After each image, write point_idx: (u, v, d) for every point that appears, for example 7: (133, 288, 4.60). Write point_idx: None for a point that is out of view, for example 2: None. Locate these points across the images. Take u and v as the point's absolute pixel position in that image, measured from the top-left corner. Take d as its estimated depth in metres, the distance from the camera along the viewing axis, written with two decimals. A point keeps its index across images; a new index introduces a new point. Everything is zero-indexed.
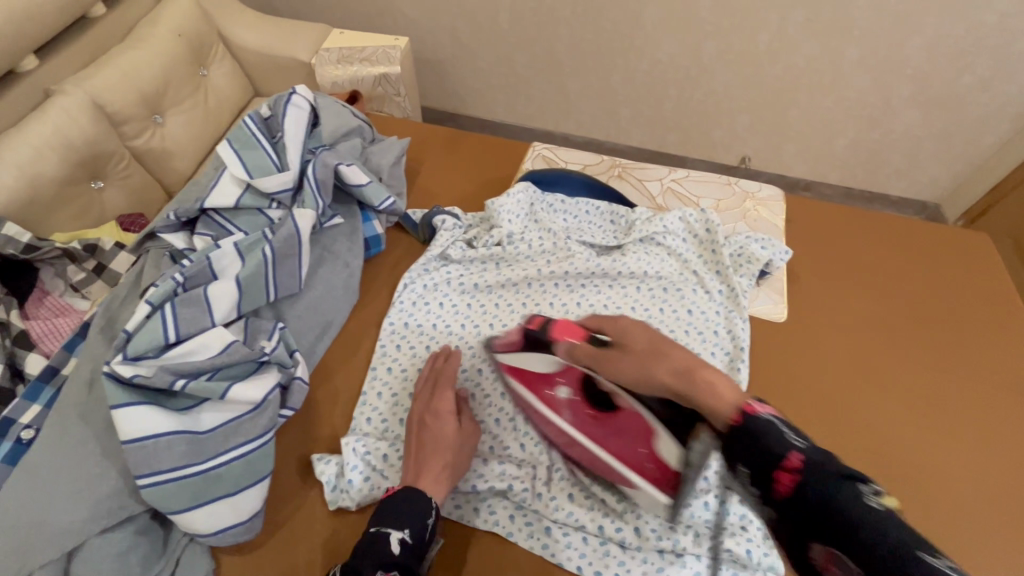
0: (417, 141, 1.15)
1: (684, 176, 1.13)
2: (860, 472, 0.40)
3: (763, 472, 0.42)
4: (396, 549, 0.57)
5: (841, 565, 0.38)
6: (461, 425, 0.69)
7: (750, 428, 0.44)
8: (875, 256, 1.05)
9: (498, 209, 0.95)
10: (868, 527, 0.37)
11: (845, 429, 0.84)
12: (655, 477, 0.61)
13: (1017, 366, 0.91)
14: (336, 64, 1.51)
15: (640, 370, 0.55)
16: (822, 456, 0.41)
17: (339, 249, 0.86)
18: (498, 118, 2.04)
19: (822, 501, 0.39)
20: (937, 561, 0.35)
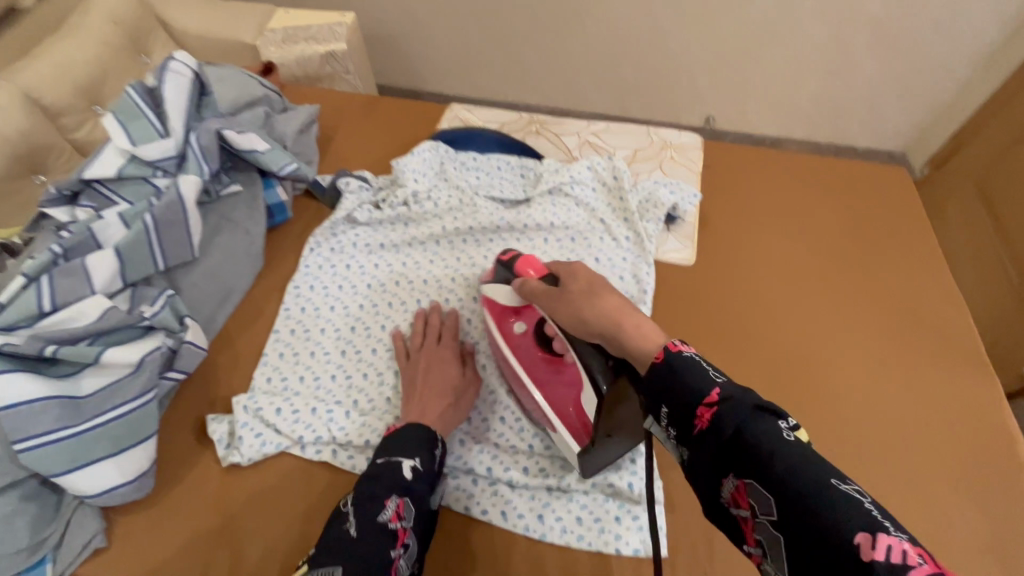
0: (337, 109, 1.14)
1: (604, 129, 1.13)
2: (776, 408, 0.43)
3: (683, 409, 0.45)
4: (410, 474, 0.59)
5: (752, 492, 0.40)
6: (465, 373, 0.73)
7: (673, 367, 0.46)
8: (805, 199, 1.05)
9: (403, 169, 0.95)
10: (781, 456, 0.39)
11: (767, 367, 0.84)
12: (575, 426, 0.64)
13: (937, 298, 0.92)
14: (280, 44, 1.49)
15: (574, 307, 0.58)
16: (739, 391, 0.43)
17: (238, 217, 0.86)
18: (459, 93, 2.00)
19: (736, 431, 0.41)
20: (837, 482, 0.37)
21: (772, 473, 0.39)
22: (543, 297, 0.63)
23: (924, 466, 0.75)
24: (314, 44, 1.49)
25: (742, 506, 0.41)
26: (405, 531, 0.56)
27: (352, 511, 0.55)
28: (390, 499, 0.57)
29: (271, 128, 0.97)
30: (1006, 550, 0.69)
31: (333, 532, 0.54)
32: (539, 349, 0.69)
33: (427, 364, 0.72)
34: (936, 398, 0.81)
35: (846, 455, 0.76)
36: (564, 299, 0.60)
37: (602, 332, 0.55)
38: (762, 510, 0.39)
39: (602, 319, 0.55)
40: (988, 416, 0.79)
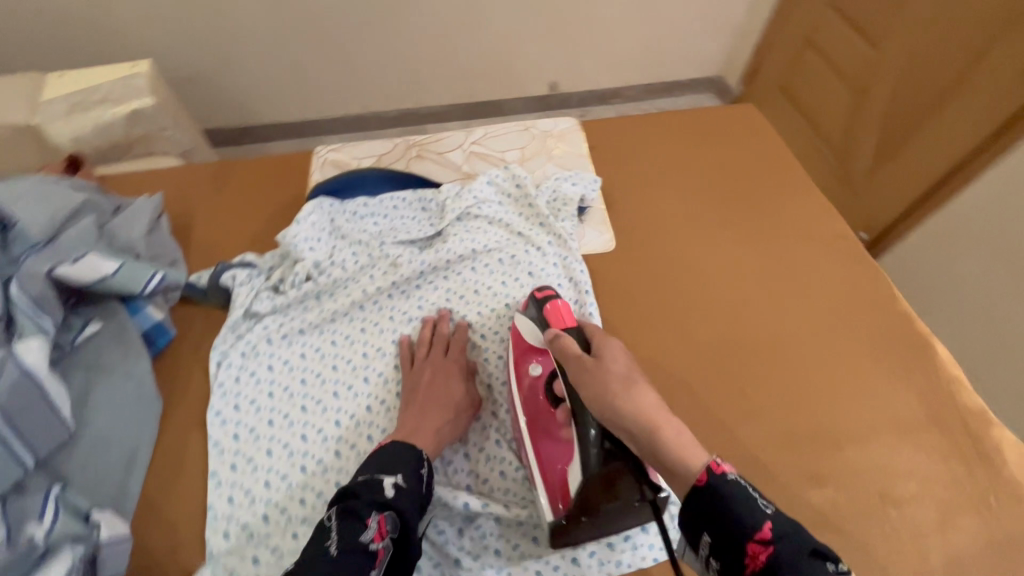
0: (180, 188, 0.97)
1: (483, 134, 1.09)
2: (827, 549, 0.44)
3: (734, 546, 0.46)
4: (391, 493, 0.58)
5: None
6: (467, 390, 0.74)
7: (719, 492, 0.48)
8: (678, 154, 1.11)
9: (294, 241, 0.83)
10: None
11: (705, 324, 0.89)
12: (557, 494, 0.62)
13: (811, 213, 1.03)
14: (67, 117, 1.22)
15: (602, 386, 0.57)
16: (789, 527, 0.45)
17: (111, 362, 0.70)
18: (297, 117, 1.77)
19: (788, 573, 0.42)
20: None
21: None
22: (573, 366, 0.61)
23: (857, 365, 0.86)
24: (111, 107, 1.24)
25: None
26: (384, 548, 0.56)
27: (334, 526, 0.55)
28: (371, 518, 0.56)
29: (110, 239, 0.79)
30: (934, 411, 0.81)
31: (312, 550, 0.53)
32: (545, 397, 0.67)
33: (429, 377, 0.72)
34: (845, 302, 0.93)
35: (795, 379, 0.84)
36: (596, 375, 0.58)
37: (630, 429, 0.54)
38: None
39: (631, 414, 0.54)
40: (879, 304, 0.92)
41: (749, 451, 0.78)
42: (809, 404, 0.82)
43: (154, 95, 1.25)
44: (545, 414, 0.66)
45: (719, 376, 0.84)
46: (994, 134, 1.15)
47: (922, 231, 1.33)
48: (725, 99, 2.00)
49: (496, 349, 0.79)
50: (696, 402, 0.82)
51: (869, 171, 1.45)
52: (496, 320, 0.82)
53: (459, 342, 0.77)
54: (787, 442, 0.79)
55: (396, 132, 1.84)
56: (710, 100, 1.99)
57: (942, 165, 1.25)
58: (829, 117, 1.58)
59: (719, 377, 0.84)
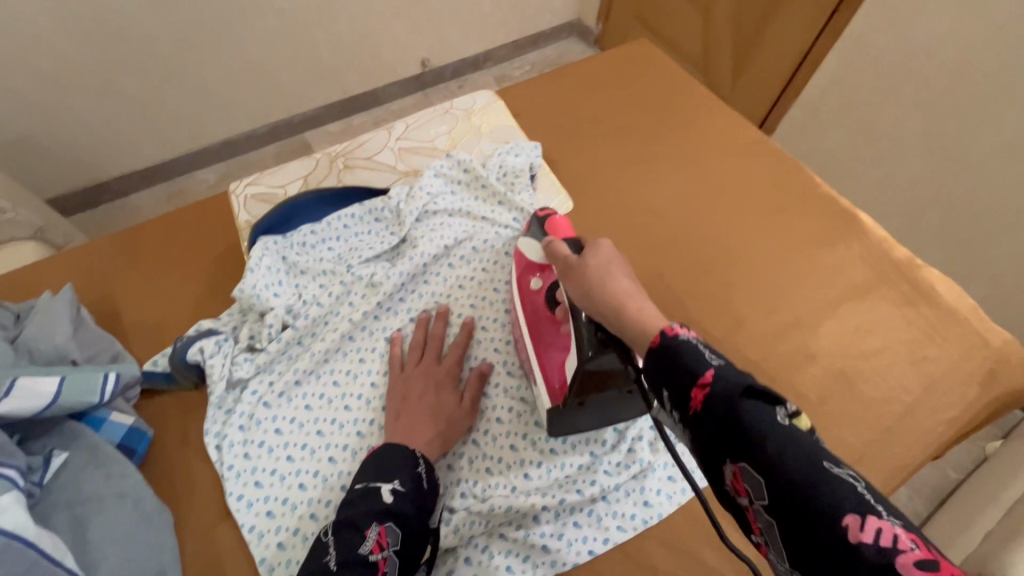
0: (86, 274, 0.84)
1: (405, 128, 1.04)
2: (777, 393, 0.40)
3: (680, 391, 0.42)
4: (389, 498, 0.59)
5: (747, 476, 0.38)
6: (464, 398, 0.72)
7: (670, 349, 0.44)
8: (590, 103, 1.13)
9: (254, 291, 0.76)
10: (775, 440, 0.36)
11: (670, 257, 0.94)
12: (553, 389, 0.66)
13: (723, 127, 1.10)
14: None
15: (583, 278, 0.56)
16: (736, 373, 0.41)
17: (96, 489, 0.60)
18: (156, 160, 1.53)
19: (729, 412, 0.39)
20: (831, 466, 0.35)
21: (766, 459, 0.36)
22: (559, 266, 0.61)
23: (809, 250, 0.94)
24: None
25: (741, 493, 0.39)
26: (387, 559, 0.56)
27: (332, 541, 0.56)
28: (371, 526, 0.57)
29: (32, 353, 0.67)
30: (879, 270, 0.92)
31: (313, 565, 0.55)
32: (547, 307, 0.69)
33: (422, 387, 0.71)
34: (782, 198, 1.01)
35: (761, 281, 0.91)
36: (578, 271, 0.58)
37: (605, 310, 0.53)
38: (758, 495, 0.37)
39: (608, 298, 0.53)
40: (807, 193, 1.01)
41: (748, 355, 0.84)
42: (782, 298, 0.90)
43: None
44: (545, 323, 0.69)
45: (701, 298, 0.90)
46: (831, 17, 1.27)
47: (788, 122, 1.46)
48: (588, 39, 2.01)
49: (502, 336, 0.79)
50: (690, 327, 0.87)
51: (734, 77, 1.58)
52: (492, 309, 0.81)
53: (459, 344, 0.76)
54: (776, 336, 0.86)
55: (276, 149, 1.67)
56: (578, 46, 2.01)
57: (798, 51, 1.37)
58: (687, 38, 1.67)
59: (701, 298, 0.90)
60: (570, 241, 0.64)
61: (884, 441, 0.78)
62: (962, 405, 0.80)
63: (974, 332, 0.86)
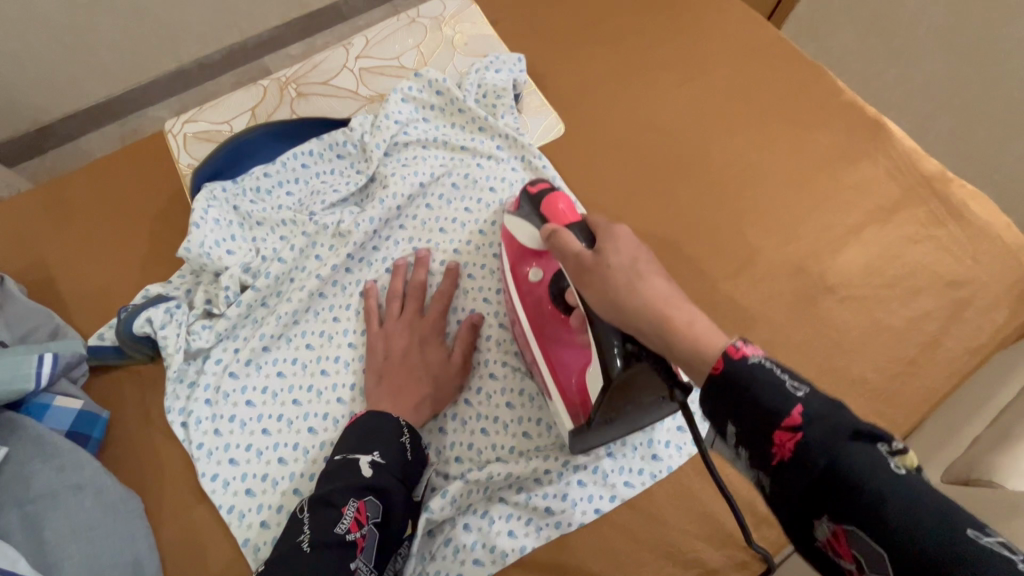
0: (10, 236, 0.73)
1: (365, 43, 0.88)
2: (876, 425, 0.32)
3: (756, 433, 0.33)
4: (369, 472, 0.53)
5: (855, 541, 0.30)
6: (453, 355, 0.65)
7: (734, 378, 0.35)
8: (584, 6, 0.96)
9: (203, 250, 0.66)
10: (895, 502, 0.29)
11: (680, 186, 0.84)
12: (574, 404, 0.55)
13: (739, 28, 0.95)
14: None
15: (608, 286, 0.44)
16: (831, 408, 0.32)
17: (47, 484, 0.54)
18: (94, 101, 1.35)
19: (830, 464, 0.30)
20: (975, 532, 0.27)
21: (887, 527, 0.28)
22: (569, 265, 0.48)
23: (829, 167, 0.84)
24: None
25: (843, 556, 0.31)
26: (366, 536, 0.51)
27: (308, 519, 0.51)
28: (349, 503, 0.52)
29: None
30: (908, 186, 0.83)
31: (287, 546, 0.50)
32: (550, 302, 0.58)
33: (405, 354, 0.63)
34: (800, 109, 0.88)
35: (780, 208, 0.82)
36: (599, 274, 0.46)
37: (643, 328, 0.42)
38: (874, 565, 0.29)
39: (642, 313, 0.42)
40: (834, 103, 0.89)
41: (763, 291, 0.77)
42: (800, 224, 0.81)
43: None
44: (553, 321, 0.58)
45: (713, 229, 0.81)
46: None
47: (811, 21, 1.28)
48: None
49: (491, 284, 0.70)
50: (700, 263, 0.79)
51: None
52: (478, 254, 0.72)
53: (442, 294, 0.68)
54: (794, 267, 0.78)
55: (232, 78, 1.47)
56: None
57: None
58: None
59: (713, 229, 0.81)
60: (575, 226, 0.51)
61: (908, 374, 0.72)
62: (993, 332, 0.74)
63: (1010, 250, 0.78)
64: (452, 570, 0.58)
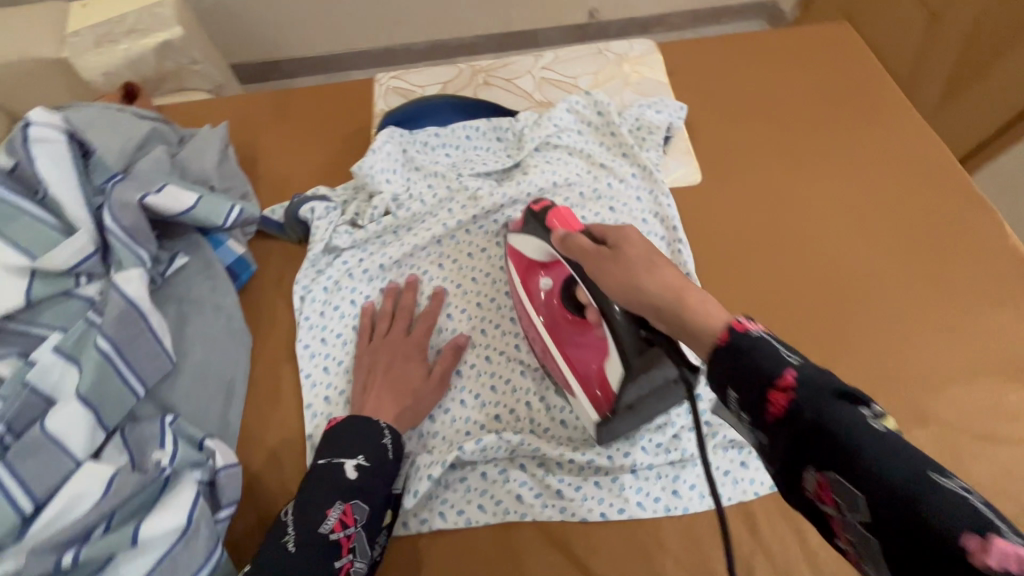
0: (240, 120, 0.93)
1: (554, 59, 1.01)
2: (857, 391, 0.33)
3: (751, 393, 0.35)
4: (354, 474, 0.57)
5: (835, 488, 0.31)
6: (432, 372, 0.68)
7: (738, 346, 0.36)
8: (759, 85, 1.01)
9: (370, 172, 0.79)
10: (871, 453, 0.30)
11: (798, 267, 0.83)
12: (596, 396, 0.59)
13: (909, 147, 0.93)
14: (97, 49, 1.08)
15: (630, 271, 0.47)
16: (820, 371, 0.34)
17: (200, 295, 0.69)
18: (321, 53, 1.62)
19: (814, 418, 0.32)
20: (943, 477, 0.28)
21: (863, 475, 0.30)
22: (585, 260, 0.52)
23: (964, 304, 0.80)
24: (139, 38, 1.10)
25: (826, 503, 0.32)
26: (351, 534, 0.55)
27: (292, 520, 0.54)
28: (334, 505, 0.55)
29: (182, 169, 0.76)
30: None
31: (276, 541, 0.54)
32: (563, 308, 0.62)
33: (387, 359, 0.67)
34: (953, 240, 0.85)
35: (896, 324, 0.78)
36: (616, 267, 0.49)
37: (657, 306, 0.45)
38: (851, 509, 0.31)
39: (658, 294, 0.45)
40: (990, 245, 0.84)
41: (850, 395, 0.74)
42: (913, 347, 0.77)
43: (183, 24, 1.11)
44: (563, 325, 0.62)
45: (817, 319, 0.79)
46: None
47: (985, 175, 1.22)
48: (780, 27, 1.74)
49: None
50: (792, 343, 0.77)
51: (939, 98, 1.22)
52: None
53: (427, 316, 0.72)
54: (891, 386, 0.74)
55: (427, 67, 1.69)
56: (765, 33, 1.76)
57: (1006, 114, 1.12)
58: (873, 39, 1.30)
59: (816, 319, 0.79)
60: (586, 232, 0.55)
61: None
62: None
63: None
64: (458, 504, 0.63)
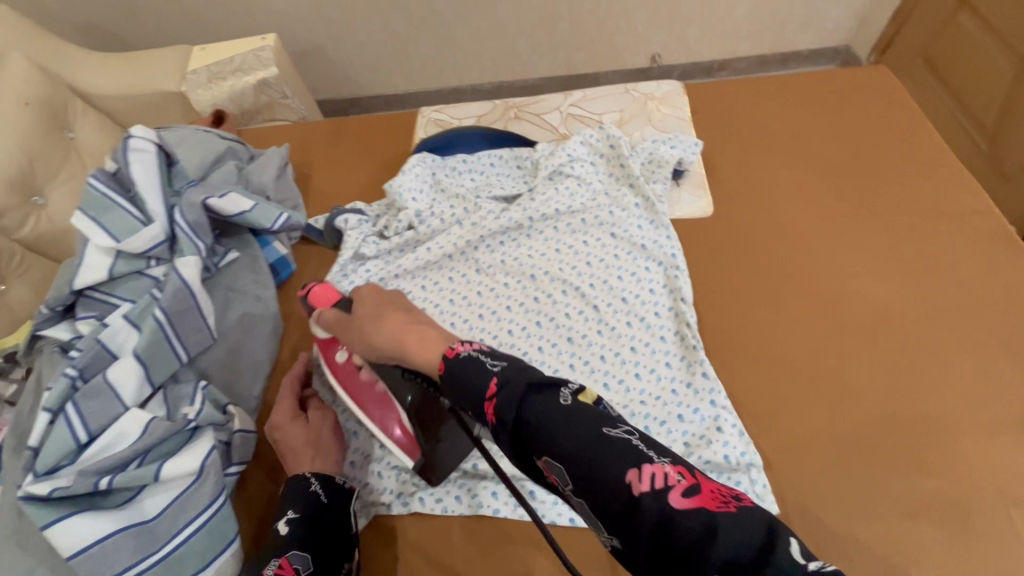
0: (302, 145, 1.08)
1: (582, 97, 1.08)
2: (556, 376, 0.42)
3: (478, 410, 0.43)
4: (284, 527, 0.58)
5: (553, 468, 0.38)
6: (311, 418, 0.69)
7: (455, 370, 0.46)
8: (791, 124, 1.01)
9: (399, 190, 0.90)
10: (559, 426, 0.38)
11: (813, 301, 0.81)
12: (403, 443, 0.66)
13: (946, 189, 0.90)
14: (208, 85, 1.30)
15: (364, 334, 0.60)
16: (517, 371, 0.42)
17: (244, 285, 0.81)
18: (399, 91, 1.79)
19: (517, 415, 0.40)
20: (610, 429, 0.38)
21: (558, 448, 0.37)
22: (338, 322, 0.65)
23: (997, 351, 0.74)
24: (243, 77, 1.30)
25: (554, 482, 0.39)
26: None
27: None
28: (270, 563, 0.55)
29: (246, 181, 0.90)
30: None
31: None
32: (356, 377, 0.69)
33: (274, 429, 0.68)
34: (988, 285, 0.80)
35: (914, 366, 0.74)
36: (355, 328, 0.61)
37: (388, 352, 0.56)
38: (563, 480, 0.38)
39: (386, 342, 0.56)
40: None
41: (860, 434, 0.69)
42: (937, 392, 0.72)
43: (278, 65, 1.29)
44: (362, 390, 0.69)
45: (830, 354, 0.76)
46: None
47: None
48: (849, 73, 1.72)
49: (577, 305, 0.80)
50: (797, 375, 0.75)
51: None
52: (577, 277, 0.82)
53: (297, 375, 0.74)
54: (904, 429, 0.69)
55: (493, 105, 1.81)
56: None
57: None
58: (980, 95, 1.36)
59: (828, 354, 0.76)
60: (342, 305, 0.67)
61: None
62: None
63: None
64: (437, 492, 0.68)
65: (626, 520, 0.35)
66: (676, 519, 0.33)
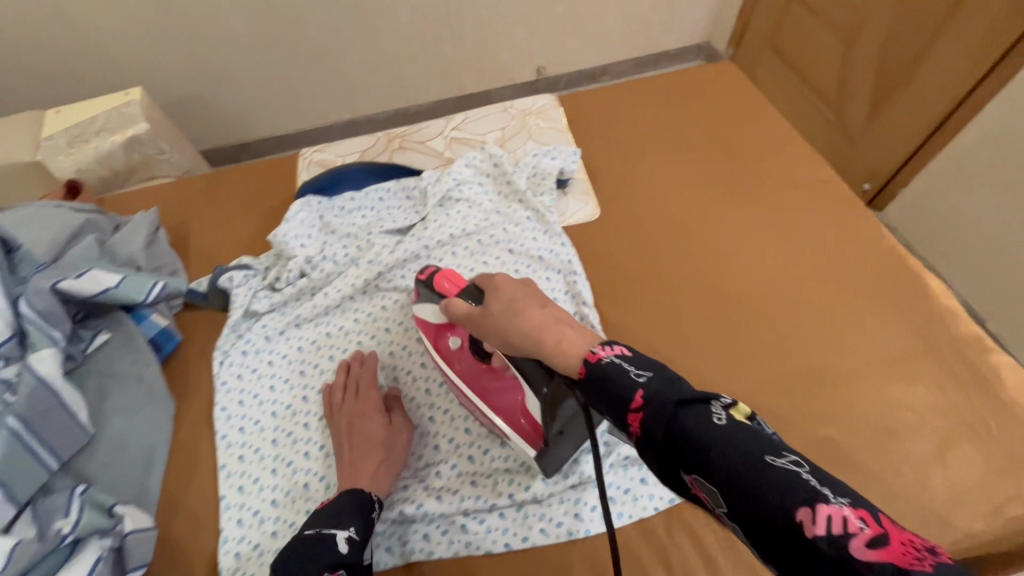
0: (177, 204, 1.01)
1: (463, 120, 1.10)
2: (708, 392, 0.40)
3: (619, 417, 0.42)
4: (345, 547, 0.55)
5: (704, 487, 0.37)
6: (392, 420, 0.69)
7: (595, 376, 0.44)
8: (665, 122, 1.09)
9: (285, 239, 0.86)
10: (717, 446, 0.36)
11: (705, 282, 0.87)
12: (527, 432, 0.62)
13: (801, 163, 1.00)
14: (69, 150, 1.18)
15: (497, 330, 0.55)
16: (662, 388, 0.40)
17: (121, 367, 0.74)
18: (291, 130, 1.72)
19: (668, 431, 0.38)
20: (773, 458, 0.35)
21: (715, 469, 0.35)
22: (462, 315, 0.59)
23: (861, 302, 0.83)
24: (111, 135, 1.19)
25: (704, 499, 0.38)
26: None
27: None
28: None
29: (112, 254, 0.82)
30: (936, 340, 0.79)
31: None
32: (473, 364, 0.66)
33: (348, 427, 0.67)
34: (845, 244, 0.89)
35: (797, 327, 0.81)
36: (486, 322, 0.56)
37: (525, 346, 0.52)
38: (716, 502, 0.36)
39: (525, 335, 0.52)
40: (880, 245, 0.89)
41: (762, 399, 0.75)
42: (818, 348, 0.79)
43: (148, 120, 1.20)
44: (481, 378, 0.65)
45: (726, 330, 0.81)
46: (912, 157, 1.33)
47: (909, 190, 1.36)
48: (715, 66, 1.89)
49: None
50: (700, 355, 0.79)
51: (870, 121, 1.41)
52: None
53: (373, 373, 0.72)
54: (798, 387, 0.76)
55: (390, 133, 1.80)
56: None
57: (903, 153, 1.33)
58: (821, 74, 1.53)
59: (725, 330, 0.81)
60: (468, 293, 0.61)
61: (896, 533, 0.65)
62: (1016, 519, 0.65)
63: None
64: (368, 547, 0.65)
65: (797, 557, 0.32)
66: (856, 565, 0.29)
